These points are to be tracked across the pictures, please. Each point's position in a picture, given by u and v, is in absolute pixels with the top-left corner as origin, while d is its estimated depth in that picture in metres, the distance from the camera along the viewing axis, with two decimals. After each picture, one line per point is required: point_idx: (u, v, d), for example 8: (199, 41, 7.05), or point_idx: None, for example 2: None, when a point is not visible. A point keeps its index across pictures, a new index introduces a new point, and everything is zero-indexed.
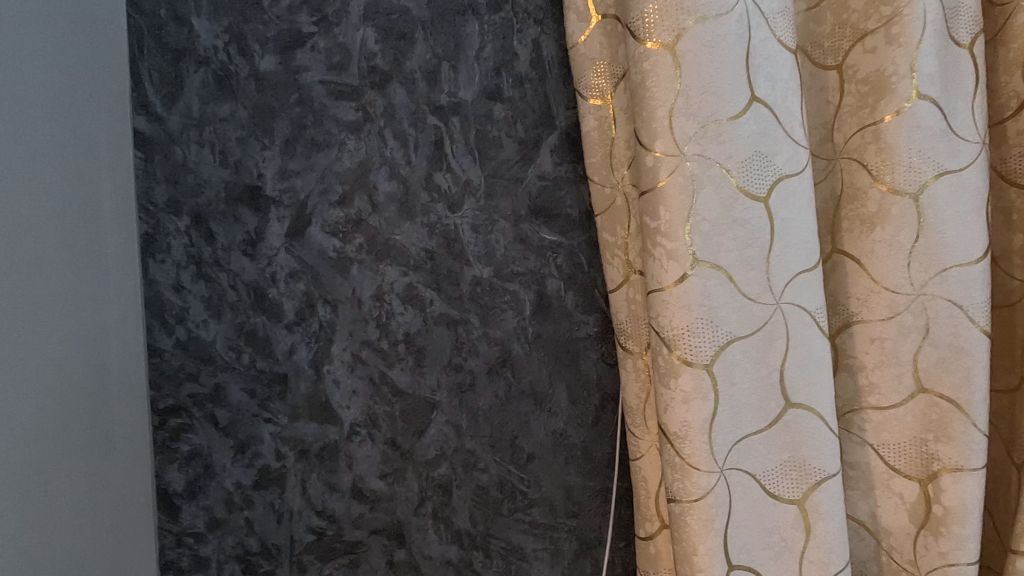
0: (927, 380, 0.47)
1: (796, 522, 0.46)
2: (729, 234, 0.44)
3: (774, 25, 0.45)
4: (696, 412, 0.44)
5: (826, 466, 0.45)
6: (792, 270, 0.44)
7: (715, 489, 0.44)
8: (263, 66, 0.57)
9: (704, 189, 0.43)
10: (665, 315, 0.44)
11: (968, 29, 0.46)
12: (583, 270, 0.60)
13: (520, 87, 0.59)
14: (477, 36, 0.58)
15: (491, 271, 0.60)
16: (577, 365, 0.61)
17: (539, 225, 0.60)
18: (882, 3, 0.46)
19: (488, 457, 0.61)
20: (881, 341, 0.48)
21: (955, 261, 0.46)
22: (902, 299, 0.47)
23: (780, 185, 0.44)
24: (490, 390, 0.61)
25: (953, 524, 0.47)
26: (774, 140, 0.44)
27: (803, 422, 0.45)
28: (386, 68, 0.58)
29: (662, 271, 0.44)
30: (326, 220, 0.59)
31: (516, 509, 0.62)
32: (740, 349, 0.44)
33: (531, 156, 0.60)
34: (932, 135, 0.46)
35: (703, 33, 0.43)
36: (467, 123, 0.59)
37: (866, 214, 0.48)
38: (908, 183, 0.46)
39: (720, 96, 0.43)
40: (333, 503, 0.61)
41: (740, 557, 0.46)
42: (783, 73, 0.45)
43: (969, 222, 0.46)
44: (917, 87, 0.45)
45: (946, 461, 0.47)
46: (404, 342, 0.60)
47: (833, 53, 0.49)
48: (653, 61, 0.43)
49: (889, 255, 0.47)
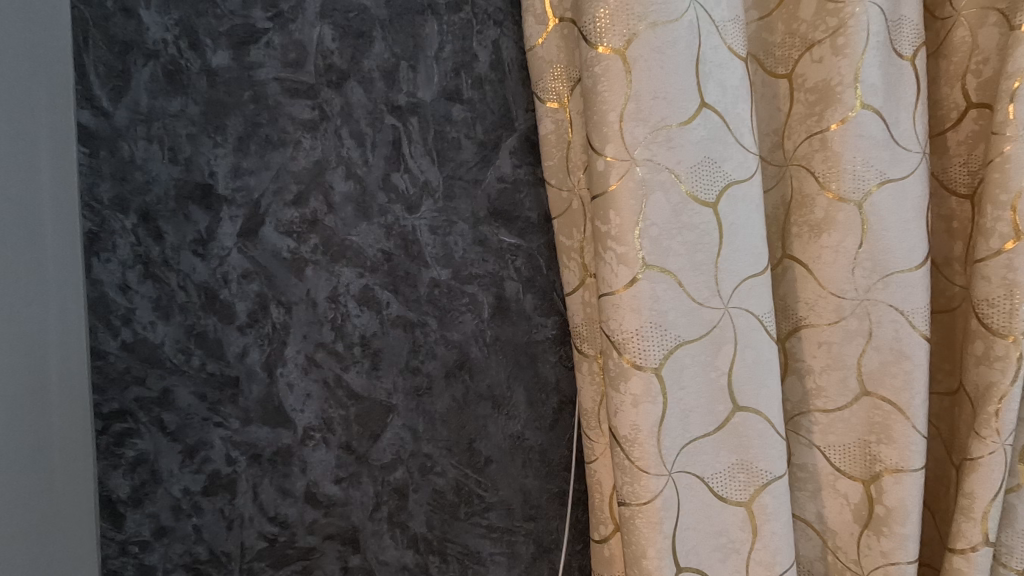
0: (870, 382, 0.48)
1: (743, 524, 0.46)
2: (678, 238, 0.44)
3: (725, 32, 0.45)
4: (645, 415, 0.44)
5: (772, 468, 0.46)
6: (741, 274, 0.45)
7: (663, 492, 0.45)
8: (216, 61, 0.56)
9: (654, 194, 0.44)
10: (615, 318, 0.44)
11: (910, 41, 0.47)
12: (541, 273, 0.61)
13: (480, 88, 0.59)
14: (436, 36, 0.58)
15: (449, 273, 0.60)
16: (535, 368, 0.61)
17: (497, 227, 0.60)
18: (829, 14, 0.47)
19: (445, 461, 0.61)
20: (828, 345, 0.49)
21: (897, 267, 0.47)
22: (848, 304, 0.48)
23: (730, 191, 0.45)
24: (447, 393, 0.60)
25: (894, 524, 0.48)
26: (724, 146, 0.45)
27: (750, 424, 0.46)
28: (343, 67, 0.57)
29: (613, 275, 0.44)
30: (281, 220, 0.58)
31: (473, 513, 0.61)
32: (688, 353, 0.45)
33: (490, 158, 0.59)
34: (875, 144, 0.47)
35: (653, 39, 0.43)
36: (426, 123, 0.58)
37: (814, 220, 0.49)
38: (853, 190, 0.47)
39: (670, 102, 0.43)
40: (286, 508, 0.60)
41: (688, 559, 0.46)
42: (733, 80, 0.45)
43: (909, 229, 0.47)
44: (861, 97, 0.46)
45: (887, 462, 0.48)
46: (360, 344, 0.59)
47: (784, 62, 0.50)
48: (605, 65, 0.43)
49: (835, 260, 0.48)
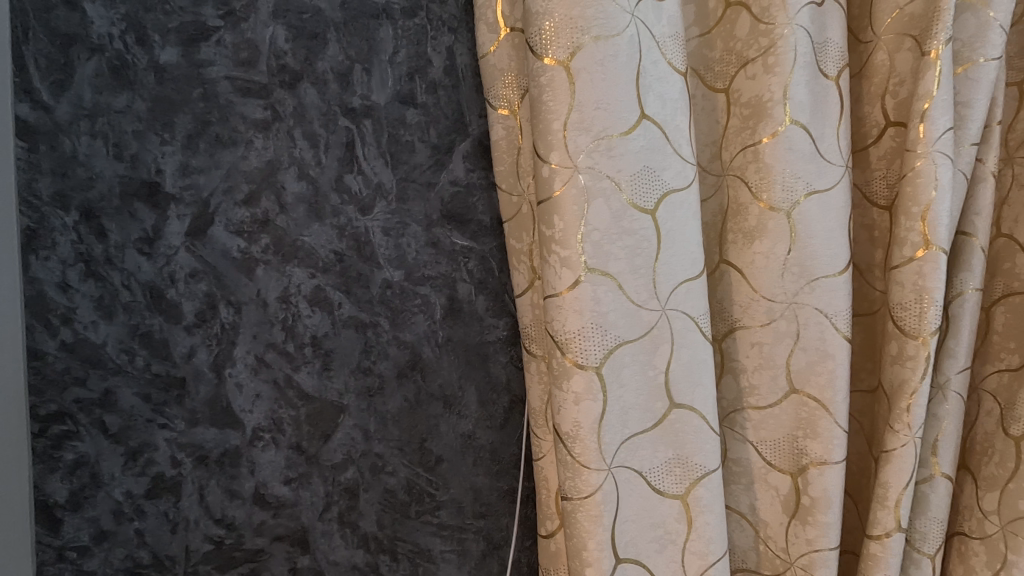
0: (798, 381, 0.51)
1: (679, 515, 0.49)
2: (618, 243, 0.46)
3: (665, 48, 0.48)
4: (585, 412, 0.46)
5: (706, 462, 0.49)
6: (678, 278, 0.48)
7: (604, 486, 0.47)
8: (164, 58, 0.55)
9: (595, 200, 0.46)
10: (558, 319, 0.46)
11: (835, 62, 0.51)
12: (493, 275, 0.62)
13: (434, 93, 0.60)
14: (391, 40, 0.59)
15: (402, 274, 0.60)
16: (486, 368, 0.62)
17: (450, 230, 0.61)
18: (761, 34, 0.50)
19: (396, 460, 0.61)
20: (760, 345, 0.52)
21: (822, 272, 0.50)
22: (778, 306, 0.51)
23: (667, 199, 0.47)
24: (399, 393, 0.61)
25: (818, 513, 0.51)
26: (663, 156, 0.47)
27: (685, 421, 0.48)
28: (297, 68, 0.57)
29: (557, 278, 0.46)
30: (231, 220, 0.57)
31: (424, 511, 0.62)
32: (628, 353, 0.47)
33: (443, 161, 0.61)
34: (803, 157, 0.50)
35: (596, 52, 0.45)
36: (380, 126, 0.59)
37: (748, 228, 0.52)
38: (783, 200, 0.50)
39: (611, 112, 0.45)
40: (233, 510, 0.59)
41: (627, 551, 0.48)
42: (672, 93, 0.48)
43: (834, 237, 0.50)
44: (790, 113, 0.49)
45: (813, 456, 0.51)
46: (311, 345, 0.59)
47: (722, 78, 0.53)
48: (549, 76, 0.45)
49: (766, 266, 0.51)
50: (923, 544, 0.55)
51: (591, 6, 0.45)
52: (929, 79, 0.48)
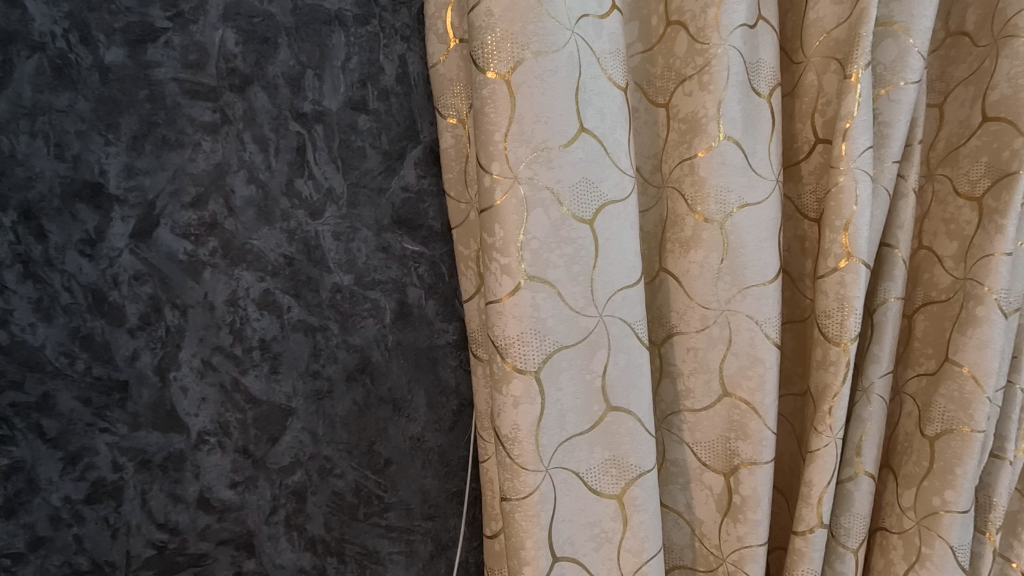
0: (730, 385, 0.54)
1: (615, 514, 0.50)
2: (557, 251, 0.48)
3: (605, 64, 0.50)
4: (523, 415, 0.47)
5: (641, 462, 0.50)
6: (615, 286, 0.49)
7: (541, 486, 0.48)
8: (109, 57, 0.53)
9: (535, 210, 0.47)
10: (499, 324, 0.47)
11: (767, 81, 0.54)
12: (443, 281, 0.64)
13: (386, 100, 0.61)
14: (343, 47, 0.59)
15: (352, 279, 0.61)
16: (435, 372, 0.64)
17: (401, 235, 0.62)
18: (697, 53, 0.52)
19: (345, 463, 0.62)
20: (695, 350, 0.54)
21: (753, 281, 0.53)
22: (711, 313, 0.54)
23: (605, 209, 0.49)
24: (348, 397, 0.61)
25: (748, 511, 0.53)
26: (601, 168, 0.49)
27: (621, 423, 0.50)
28: (247, 71, 0.57)
29: (497, 284, 0.47)
30: (177, 222, 0.56)
31: (372, 513, 0.63)
32: (565, 357, 0.48)
33: (395, 168, 0.62)
34: (735, 171, 0.52)
35: (536, 67, 0.47)
36: (331, 132, 0.60)
37: (684, 238, 0.54)
38: (716, 211, 0.52)
39: (550, 125, 0.47)
40: (176, 515, 0.59)
41: (564, 549, 0.50)
42: (611, 108, 0.49)
43: (764, 247, 0.53)
44: (723, 129, 0.52)
45: (744, 456, 0.54)
46: (259, 348, 0.59)
47: (663, 93, 0.56)
48: (491, 88, 0.47)
49: (701, 275, 0.53)
50: (847, 539, 0.58)
51: (530, 22, 0.46)
52: (850, 101, 0.51)
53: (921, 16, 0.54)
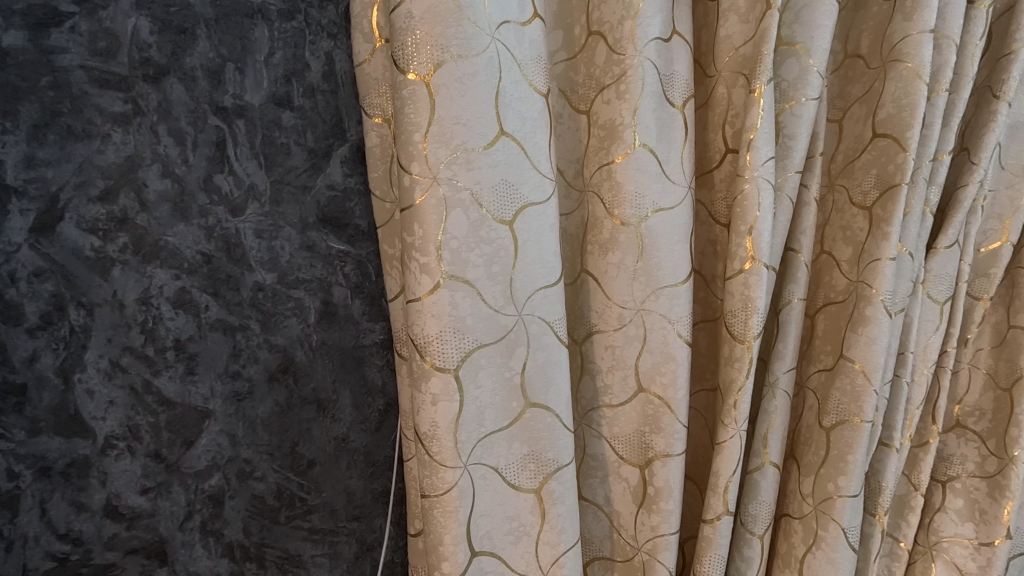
0: (645, 381, 0.56)
1: (533, 508, 0.52)
2: (476, 251, 0.49)
3: (526, 69, 0.51)
4: (442, 412, 0.48)
5: (559, 457, 0.52)
6: (534, 285, 0.51)
7: (459, 482, 0.49)
8: (8, 41, 0.50)
9: (454, 211, 0.48)
10: (418, 322, 0.48)
11: (681, 93, 0.56)
12: (370, 280, 0.63)
13: (311, 97, 0.60)
14: (266, 41, 0.58)
15: (274, 277, 0.60)
16: (361, 372, 0.63)
17: (327, 234, 0.61)
18: (614, 63, 0.55)
19: (266, 465, 0.61)
20: (613, 348, 0.57)
21: (666, 281, 0.55)
22: (628, 312, 0.56)
23: (525, 211, 0.50)
24: (270, 398, 0.60)
25: (661, 502, 0.56)
26: (521, 171, 0.50)
27: (539, 419, 0.51)
28: (162, 62, 0.55)
29: (416, 283, 0.48)
30: (83, 217, 0.53)
31: (294, 516, 0.62)
32: (484, 356, 0.49)
33: (320, 165, 0.61)
34: (650, 177, 0.55)
35: (455, 70, 0.48)
36: (254, 127, 0.58)
37: (603, 240, 0.56)
38: (632, 215, 0.55)
39: (470, 128, 0.48)
40: (80, 524, 0.56)
41: (483, 544, 0.51)
42: (531, 113, 0.51)
43: (677, 249, 0.55)
44: (638, 137, 0.54)
45: (658, 449, 0.56)
46: (173, 348, 0.57)
47: (584, 100, 0.58)
48: (411, 90, 0.47)
49: (618, 275, 0.56)
50: (754, 525, 0.61)
51: (450, 26, 0.47)
52: (754, 114, 0.55)
53: (820, 38, 0.59)
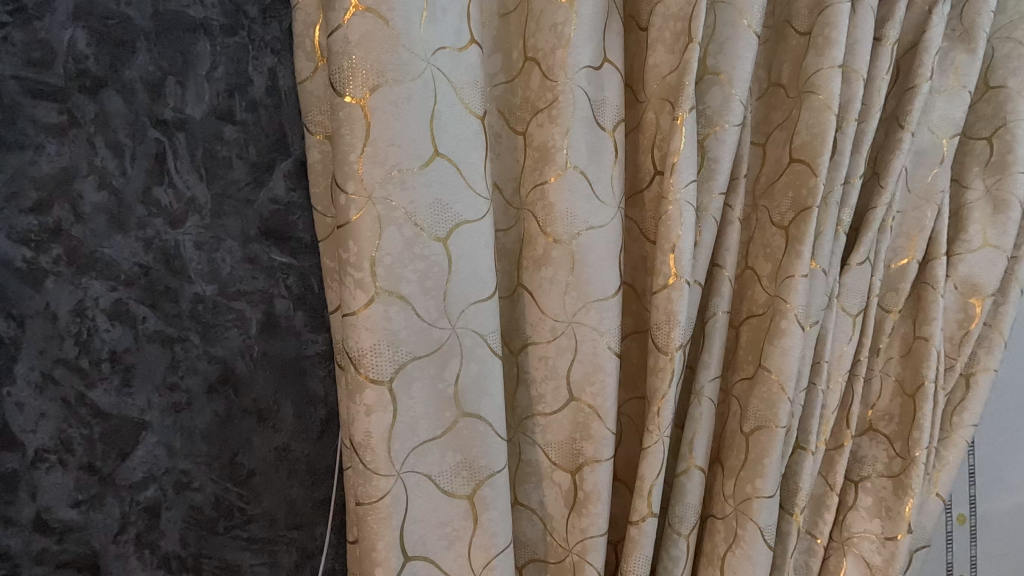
0: (576, 391, 0.59)
1: (465, 513, 0.54)
2: (410, 267, 0.51)
3: (461, 92, 0.53)
4: (375, 422, 0.50)
5: (491, 464, 0.54)
6: (467, 300, 0.53)
7: (392, 489, 0.51)
8: None
9: (389, 228, 0.50)
10: (354, 335, 0.50)
11: (612, 117, 0.60)
12: (313, 292, 0.64)
13: (254, 111, 0.61)
14: (208, 56, 0.59)
15: (214, 289, 0.60)
16: (303, 382, 0.64)
17: (269, 246, 0.62)
18: (547, 89, 0.58)
19: (204, 476, 0.61)
20: (546, 359, 0.60)
21: (596, 296, 0.58)
22: (560, 325, 0.59)
23: (459, 229, 0.52)
24: (209, 409, 0.61)
25: (590, 505, 0.59)
26: (455, 190, 0.52)
27: (472, 428, 0.54)
28: (100, 74, 0.55)
29: (351, 298, 0.50)
30: (14, 228, 0.53)
31: (232, 526, 0.62)
32: (417, 367, 0.51)
33: (262, 179, 0.62)
34: (581, 197, 0.58)
35: (390, 94, 0.50)
36: (194, 139, 0.59)
37: (537, 256, 0.59)
38: (564, 232, 0.58)
39: (405, 149, 0.50)
40: (7, 539, 0.55)
41: (416, 549, 0.52)
42: (466, 134, 0.53)
43: (606, 265, 0.58)
44: (570, 159, 0.57)
45: (588, 455, 0.59)
46: (109, 360, 0.57)
47: (521, 122, 0.61)
48: (347, 112, 0.49)
49: (551, 290, 0.59)
50: (680, 525, 0.65)
51: (386, 52, 0.49)
52: (677, 139, 0.58)
53: (741, 69, 0.63)
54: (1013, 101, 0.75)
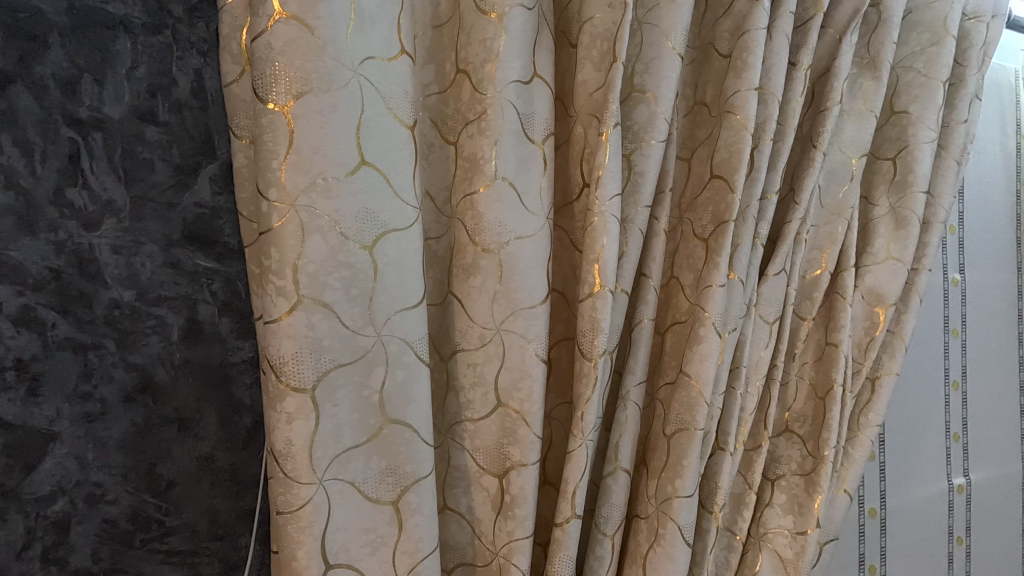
0: (504, 397, 0.60)
1: (390, 520, 0.54)
2: (335, 275, 0.51)
3: (391, 102, 0.54)
4: (297, 430, 0.50)
5: (416, 470, 0.55)
6: (394, 307, 0.53)
7: (314, 497, 0.51)
8: None
9: (313, 237, 0.50)
10: (274, 343, 0.49)
11: (541, 131, 0.62)
12: (240, 298, 0.63)
13: (178, 113, 0.60)
14: (129, 54, 0.57)
15: (133, 295, 0.58)
16: (228, 390, 0.63)
17: (193, 251, 0.61)
18: (477, 101, 0.60)
19: (119, 488, 0.59)
20: (475, 365, 0.61)
21: (524, 304, 0.60)
22: (488, 332, 0.60)
23: (385, 237, 0.53)
24: (125, 418, 0.59)
25: (516, 508, 0.60)
26: (383, 199, 0.53)
27: (397, 435, 0.54)
28: (7, 68, 0.53)
29: (273, 306, 0.49)
30: None
31: (150, 539, 0.60)
32: (340, 375, 0.51)
33: (186, 182, 0.60)
34: (510, 208, 0.59)
35: (315, 102, 0.50)
36: (112, 140, 0.57)
37: (466, 264, 0.60)
38: (492, 242, 0.59)
39: (330, 158, 0.50)
40: None
41: (338, 557, 0.52)
42: (395, 144, 0.54)
43: (534, 274, 0.60)
44: (498, 170, 0.59)
45: (514, 459, 0.60)
46: (13, 368, 0.54)
47: (452, 132, 0.62)
48: (270, 118, 0.49)
49: (479, 297, 0.60)
50: (606, 526, 0.67)
51: (311, 60, 0.49)
52: (602, 154, 0.61)
53: (666, 88, 0.66)
54: (914, 125, 0.82)
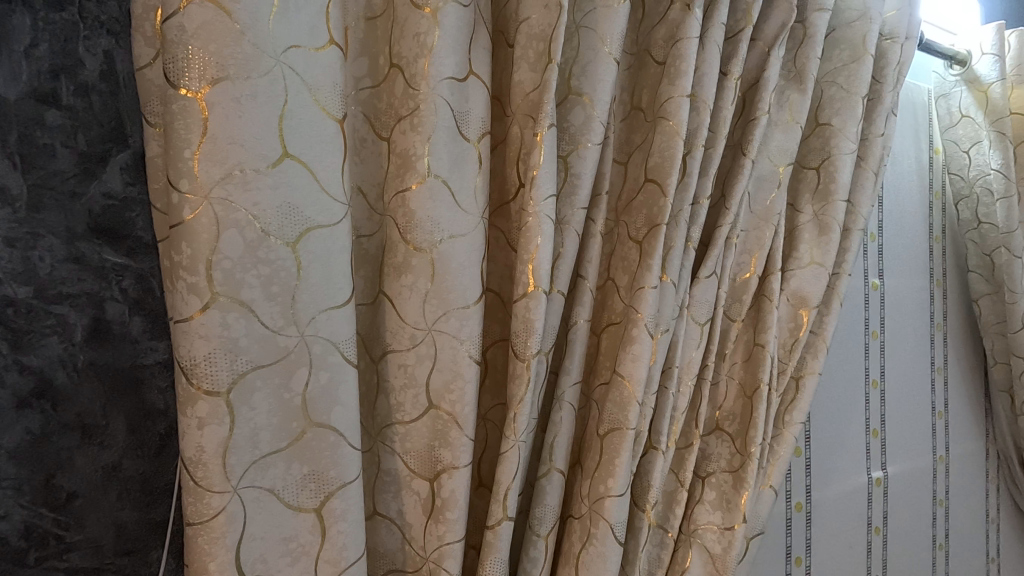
0: (435, 398, 0.59)
1: (312, 528, 0.52)
2: (253, 272, 0.48)
3: (318, 94, 0.52)
4: (209, 436, 0.47)
5: (341, 475, 0.53)
6: (319, 306, 0.51)
7: (228, 507, 0.48)
8: None
9: (229, 231, 0.47)
10: (184, 344, 0.46)
11: (476, 129, 0.61)
12: (154, 296, 0.59)
13: (84, 96, 0.56)
14: (27, 30, 0.53)
15: (29, 291, 0.54)
16: (139, 394, 0.59)
17: (100, 245, 0.57)
18: (409, 97, 0.59)
19: (10, 502, 0.53)
20: (406, 367, 0.59)
21: (456, 304, 0.59)
22: (419, 333, 0.59)
23: (309, 234, 0.51)
24: (19, 426, 0.54)
25: (447, 512, 0.59)
26: (306, 194, 0.51)
27: (321, 439, 0.52)
28: None
29: (183, 304, 0.46)
30: None
31: (46, 557, 0.55)
32: (258, 378, 0.49)
33: (93, 171, 0.56)
34: (442, 206, 0.58)
35: (232, 89, 0.47)
36: (6, 122, 0.52)
37: (397, 263, 0.59)
38: (424, 240, 0.58)
39: (248, 149, 0.48)
40: None
41: (254, 567, 0.50)
42: (320, 137, 0.52)
43: (467, 274, 0.59)
44: (431, 167, 0.58)
45: (445, 462, 0.59)
46: None
47: (385, 127, 0.60)
48: (182, 105, 0.46)
49: (410, 297, 0.59)
50: (539, 527, 0.67)
51: (227, 45, 0.47)
52: (536, 155, 0.61)
53: (602, 91, 0.67)
54: (836, 137, 0.86)
